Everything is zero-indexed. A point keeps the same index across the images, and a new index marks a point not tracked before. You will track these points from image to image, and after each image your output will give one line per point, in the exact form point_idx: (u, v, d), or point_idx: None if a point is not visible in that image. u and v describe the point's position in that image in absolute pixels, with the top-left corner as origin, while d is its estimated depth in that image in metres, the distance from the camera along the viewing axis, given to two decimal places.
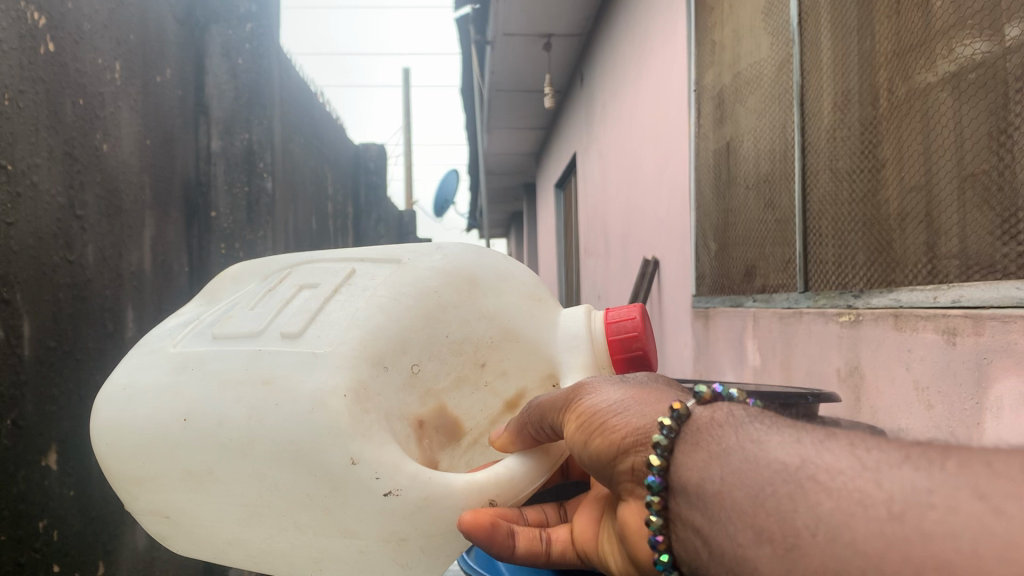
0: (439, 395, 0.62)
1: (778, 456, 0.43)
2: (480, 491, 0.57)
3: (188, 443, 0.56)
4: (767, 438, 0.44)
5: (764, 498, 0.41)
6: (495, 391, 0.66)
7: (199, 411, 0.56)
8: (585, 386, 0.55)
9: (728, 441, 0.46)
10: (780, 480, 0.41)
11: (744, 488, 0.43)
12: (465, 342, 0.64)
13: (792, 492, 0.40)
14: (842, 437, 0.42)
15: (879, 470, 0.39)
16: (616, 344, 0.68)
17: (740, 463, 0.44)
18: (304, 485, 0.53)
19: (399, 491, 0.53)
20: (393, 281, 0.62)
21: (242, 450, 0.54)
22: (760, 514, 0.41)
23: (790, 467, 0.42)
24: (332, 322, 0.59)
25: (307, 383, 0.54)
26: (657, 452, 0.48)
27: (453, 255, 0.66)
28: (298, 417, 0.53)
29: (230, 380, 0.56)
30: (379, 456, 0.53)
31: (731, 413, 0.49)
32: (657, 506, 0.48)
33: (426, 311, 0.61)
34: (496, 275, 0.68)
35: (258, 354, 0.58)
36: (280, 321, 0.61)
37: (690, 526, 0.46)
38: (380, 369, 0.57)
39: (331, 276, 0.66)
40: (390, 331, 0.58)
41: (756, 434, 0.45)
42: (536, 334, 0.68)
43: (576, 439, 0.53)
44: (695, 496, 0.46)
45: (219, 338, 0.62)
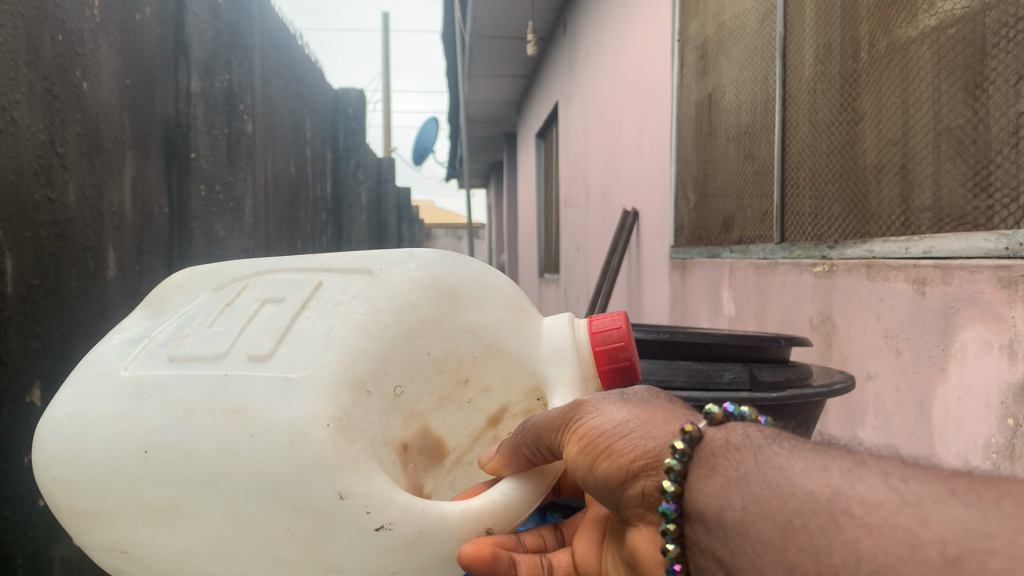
0: (423, 415, 0.57)
1: (806, 484, 0.39)
2: (477, 521, 0.52)
3: (152, 478, 0.51)
4: (790, 465, 0.41)
5: (793, 531, 0.38)
6: (478, 407, 0.61)
7: (162, 440, 0.51)
8: (584, 404, 0.50)
9: (747, 466, 0.42)
10: (810, 509, 0.38)
11: (769, 518, 0.39)
12: (447, 358, 0.58)
13: (825, 526, 0.37)
14: (873, 465, 0.39)
15: (922, 506, 0.35)
16: (604, 355, 0.62)
17: (762, 492, 0.40)
18: (284, 520, 0.49)
19: (391, 525, 0.49)
20: (366, 295, 0.57)
21: (214, 484, 0.50)
22: (790, 548, 0.38)
23: (818, 497, 0.38)
24: (302, 341, 0.54)
25: (281, 413, 0.50)
26: (671, 477, 0.44)
27: (429, 263, 0.60)
28: (275, 450, 0.49)
29: (195, 410, 0.51)
30: (369, 489, 0.49)
31: (747, 436, 0.44)
32: (674, 533, 0.44)
33: (406, 329, 0.56)
34: (475, 285, 0.61)
35: (225, 379, 0.53)
36: (245, 339, 0.55)
37: (711, 556, 0.42)
38: (362, 394, 0.52)
39: (298, 288, 0.59)
40: (371, 352, 0.53)
41: (777, 459, 0.41)
42: (522, 347, 0.62)
43: (580, 463, 0.48)
44: (714, 525, 0.42)
45: (176, 360, 0.56)
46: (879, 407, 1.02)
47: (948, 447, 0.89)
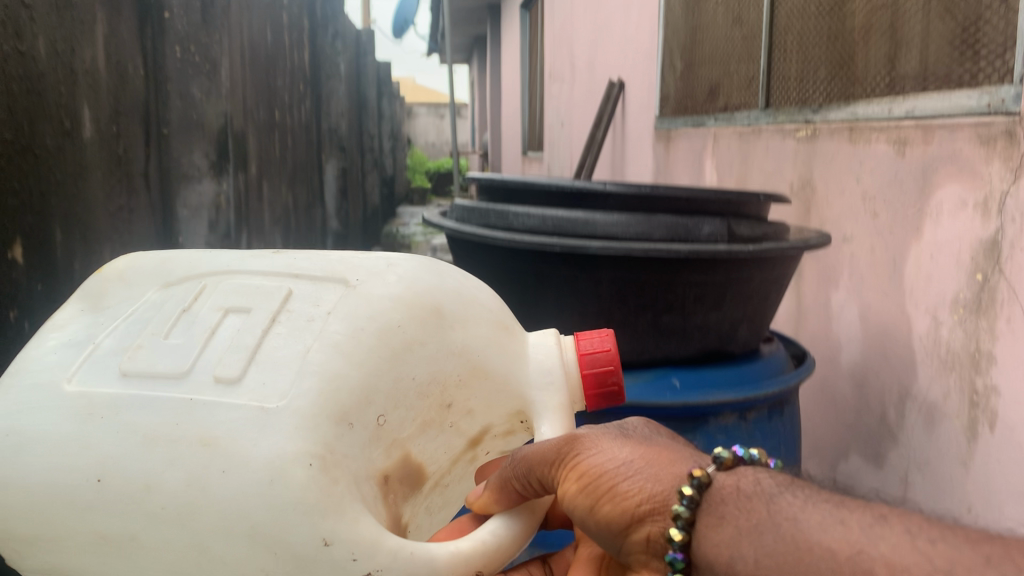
0: (404, 443, 0.53)
1: (823, 540, 0.36)
2: (468, 562, 0.49)
3: (104, 508, 0.47)
4: (805, 516, 0.38)
5: None
6: (459, 431, 0.57)
7: (118, 469, 0.47)
8: (581, 437, 0.45)
9: (759, 514, 0.39)
10: (828, 568, 0.35)
11: None
12: (431, 382, 0.54)
13: None
14: (895, 521, 0.36)
15: (953, 574, 0.32)
16: (592, 379, 0.59)
17: (774, 545, 0.37)
18: (256, 561, 0.46)
19: (378, 572, 0.46)
20: (344, 313, 0.52)
21: (179, 521, 0.46)
22: None
23: (836, 555, 0.35)
24: (275, 365, 0.49)
25: (258, 448, 0.46)
26: (678, 525, 0.41)
27: (411, 277, 0.56)
28: (252, 489, 0.46)
29: (157, 438, 0.47)
30: (356, 534, 0.46)
31: (757, 481, 0.41)
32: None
33: (388, 353, 0.51)
34: (461, 304, 0.57)
35: (190, 406, 0.48)
36: (208, 359, 0.50)
37: None
38: (344, 427, 0.48)
39: (264, 297, 0.53)
40: (353, 380, 0.49)
41: (791, 509, 0.38)
42: (508, 370, 0.58)
43: (580, 504, 0.44)
44: None
45: (130, 377, 0.50)
46: (856, 287, 1.13)
47: (918, 305, 1.00)
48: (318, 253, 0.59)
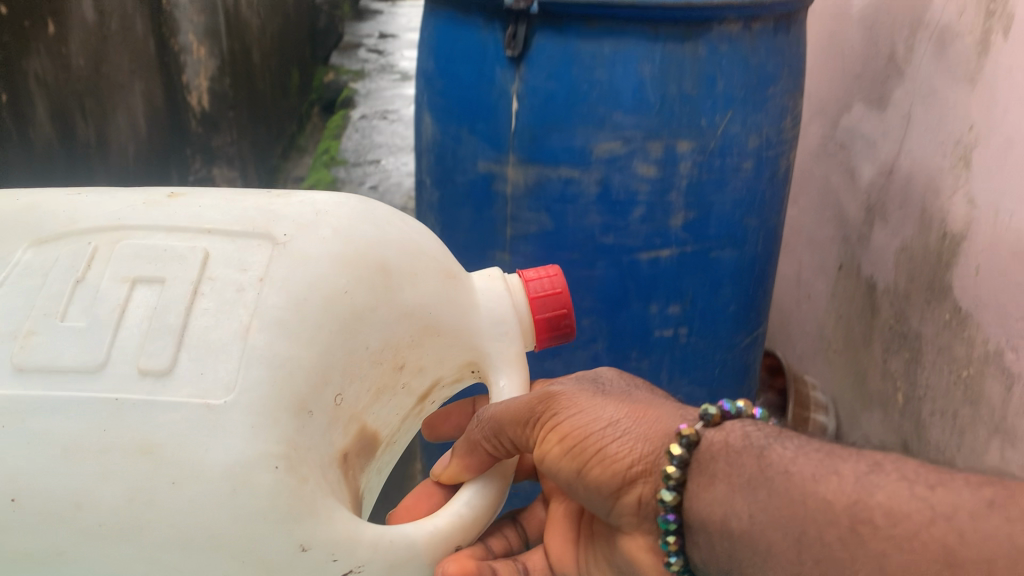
0: (360, 415, 0.51)
1: (818, 492, 0.36)
2: (445, 540, 0.48)
3: (24, 531, 0.42)
4: (796, 467, 0.38)
5: (808, 544, 0.36)
6: (411, 390, 0.56)
7: (33, 488, 0.42)
8: (559, 399, 0.46)
9: (752, 469, 0.39)
10: (825, 521, 0.36)
11: (781, 530, 0.37)
12: (384, 348, 0.52)
13: (844, 537, 0.35)
14: (889, 466, 0.36)
15: (956, 519, 0.33)
16: (544, 324, 0.60)
17: (768, 500, 0.38)
18: (218, 571, 0.43)
19: (359, 568, 0.45)
20: (284, 280, 0.48)
21: (121, 537, 0.42)
22: (807, 563, 0.36)
23: (833, 505, 0.36)
24: (209, 346, 0.45)
25: (209, 454, 0.43)
26: (668, 487, 0.41)
27: (348, 231, 0.52)
28: (210, 500, 0.42)
29: (78, 448, 0.43)
30: (333, 532, 0.45)
31: (747, 435, 0.42)
32: (675, 549, 0.42)
33: (340, 324, 0.49)
34: (405, 256, 0.54)
35: (117, 407, 0.43)
36: (126, 345, 0.45)
37: (716, 565, 0.41)
38: (304, 415, 0.46)
39: (178, 264, 0.49)
40: (307, 360, 0.46)
41: (782, 461, 0.39)
42: (457, 324, 0.57)
43: (565, 466, 0.45)
44: (718, 536, 0.40)
45: (26, 372, 0.44)
46: None
47: None
48: (238, 194, 0.55)
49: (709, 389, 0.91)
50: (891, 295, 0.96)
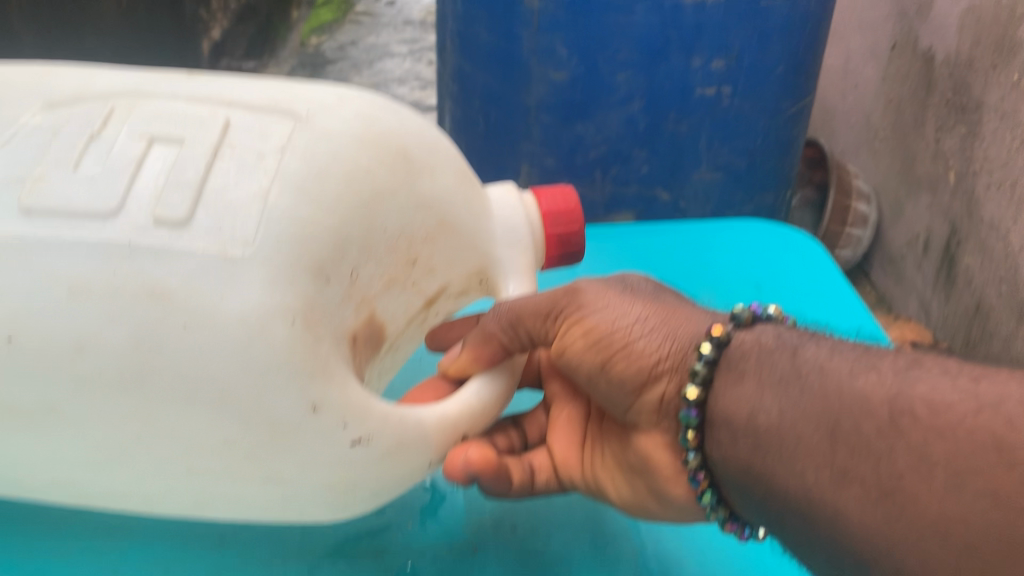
0: (370, 302, 0.49)
1: (855, 386, 0.40)
2: (453, 426, 0.50)
3: (20, 372, 0.43)
4: (835, 365, 0.42)
5: (843, 433, 0.40)
6: (419, 290, 0.54)
7: (34, 328, 0.42)
8: (581, 297, 0.51)
9: (784, 366, 0.44)
10: (864, 412, 0.39)
11: (813, 421, 0.41)
12: (401, 236, 0.50)
13: (885, 427, 0.39)
14: (930, 366, 0.40)
15: (1003, 408, 0.36)
16: (555, 239, 0.61)
17: (798, 394, 0.42)
18: (223, 428, 0.44)
19: (370, 438, 0.46)
20: (304, 149, 0.46)
21: (125, 386, 0.43)
22: (840, 452, 0.40)
23: (871, 397, 0.40)
24: (228, 205, 0.43)
25: (226, 301, 0.42)
26: (694, 383, 0.46)
27: (371, 116, 0.51)
28: (222, 350, 0.42)
29: (83, 289, 0.42)
30: (345, 399, 0.45)
31: (780, 337, 0.47)
32: (694, 444, 0.47)
33: (360, 199, 0.47)
34: (427, 148, 0.53)
35: (128, 252, 0.42)
36: (140, 197, 0.43)
37: (737, 461, 0.45)
38: (322, 282, 0.45)
39: (195, 126, 0.46)
40: (327, 225, 0.45)
41: (820, 359, 0.43)
42: (474, 228, 0.56)
43: (590, 360, 0.51)
44: (746, 428, 0.44)
45: (33, 213, 0.43)
46: None
47: None
48: (261, 80, 0.53)
49: (747, 162, 1.06)
50: (950, 64, 1.18)
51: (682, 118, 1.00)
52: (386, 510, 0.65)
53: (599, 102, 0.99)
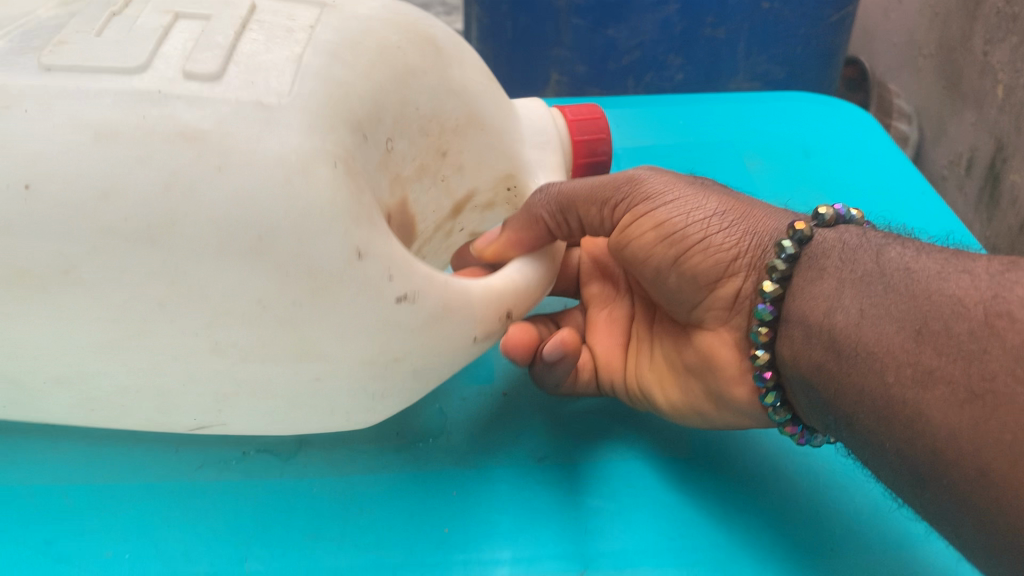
0: (403, 186, 0.58)
1: (945, 289, 0.47)
2: (496, 297, 0.57)
3: (36, 219, 0.44)
4: (920, 267, 0.49)
5: (930, 332, 0.46)
6: (448, 189, 0.63)
7: (51, 170, 0.44)
8: (647, 195, 0.60)
9: (868, 266, 0.51)
10: (957, 315, 0.45)
11: (897, 321, 0.47)
12: (432, 121, 0.58)
13: (978, 329, 0.44)
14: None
15: None
16: (582, 146, 0.70)
17: (882, 295, 0.49)
18: (259, 283, 0.46)
19: (413, 295, 0.51)
20: (338, 28, 0.52)
21: (155, 238, 0.45)
22: (925, 352, 0.45)
23: (963, 300, 0.45)
24: (259, 64, 0.47)
25: (267, 142, 0.45)
26: (772, 279, 0.55)
27: (401, 9, 0.57)
28: (263, 186, 0.45)
29: (108, 135, 0.44)
30: (388, 252, 0.49)
31: (866, 237, 0.54)
32: (766, 340, 0.55)
33: (392, 74, 0.54)
34: (454, 42, 0.60)
35: (160, 97, 0.45)
36: (170, 56, 0.47)
37: (813, 361, 0.52)
38: (360, 138, 0.50)
39: (224, 7, 0.50)
40: (359, 88, 0.50)
41: (904, 261, 0.50)
42: (498, 122, 0.63)
43: (667, 256, 0.60)
44: (824, 325, 0.51)
45: (53, 70, 0.46)
46: None
47: None
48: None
49: (786, 72, 1.26)
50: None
51: (718, 23, 1.20)
52: (404, 425, 0.68)
53: (633, 5, 1.17)
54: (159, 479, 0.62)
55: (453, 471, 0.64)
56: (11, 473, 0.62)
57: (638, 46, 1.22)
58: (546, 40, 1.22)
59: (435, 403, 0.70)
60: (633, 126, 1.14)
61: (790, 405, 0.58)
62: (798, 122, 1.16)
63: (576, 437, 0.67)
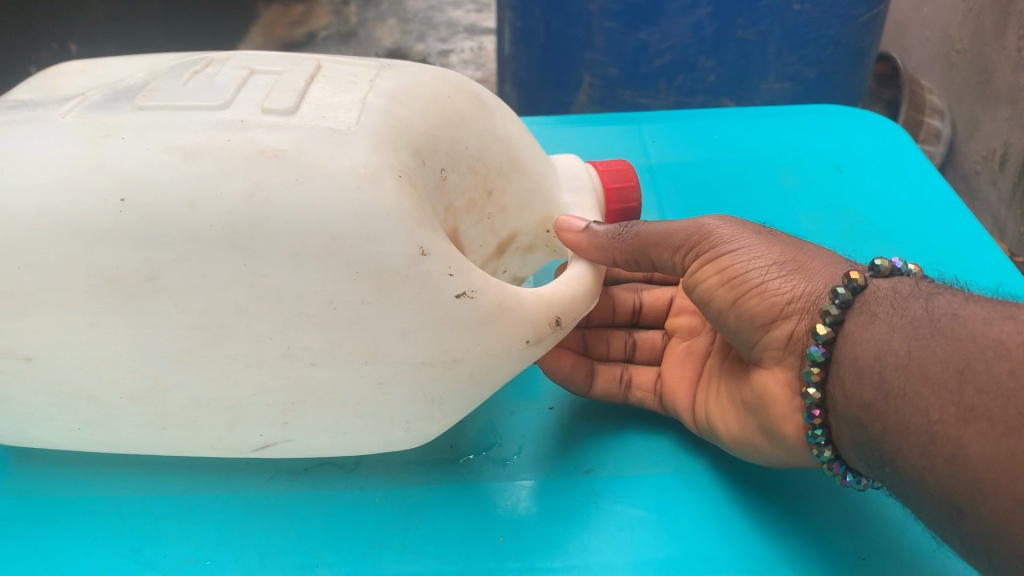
0: (455, 217, 0.62)
1: (989, 332, 0.49)
2: (549, 305, 0.59)
3: (124, 227, 0.49)
4: (965, 311, 0.51)
5: (973, 373, 0.48)
6: (495, 226, 0.67)
7: (140, 184, 0.50)
8: (714, 241, 0.64)
9: (916, 310, 0.53)
10: (997, 356, 0.47)
11: (941, 363, 0.49)
12: (480, 160, 0.63)
13: (1020, 368, 0.46)
14: None
15: None
16: (614, 193, 0.76)
17: (929, 337, 0.51)
18: (330, 286, 0.50)
19: (473, 293, 0.54)
20: (397, 80, 0.59)
21: (235, 244, 0.49)
22: (968, 391, 0.47)
23: (1007, 342, 0.47)
24: (327, 105, 0.54)
25: (338, 158, 0.51)
26: (825, 322, 0.56)
27: (449, 72, 0.66)
28: (335, 192, 0.50)
29: (195, 155, 0.51)
30: (448, 254, 0.53)
31: (918, 288, 0.56)
32: (817, 379, 0.56)
33: (445, 115, 0.60)
34: (498, 102, 0.69)
35: (241, 125, 0.52)
36: (248, 97, 0.54)
37: (860, 401, 0.54)
38: (419, 162, 0.56)
39: (294, 65, 0.59)
40: (418, 125, 0.57)
41: (951, 306, 0.52)
42: (538, 167, 0.69)
43: (725, 297, 0.62)
44: (873, 365, 0.53)
45: (145, 108, 0.54)
46: None
47: None
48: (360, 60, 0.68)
49: (817, 72, 1.26)
50: None
51: (749, 25, 1.19)
52: (458, 446, 0.70)
53: (664, 8, 1.18)
54: (234, 492, 0.65)
55: (503, 483, 0.67)
56: (95, 485, 0.65)
57: (670, 50, 1.23)
58: (580, 44, 1.27)
59: (489, 415, 0.72)
60: (668, 141, 1.16)
61: (836, 445, 0.58)
62: (839, 141, 1.17)
63: (620, 454, 0.69)
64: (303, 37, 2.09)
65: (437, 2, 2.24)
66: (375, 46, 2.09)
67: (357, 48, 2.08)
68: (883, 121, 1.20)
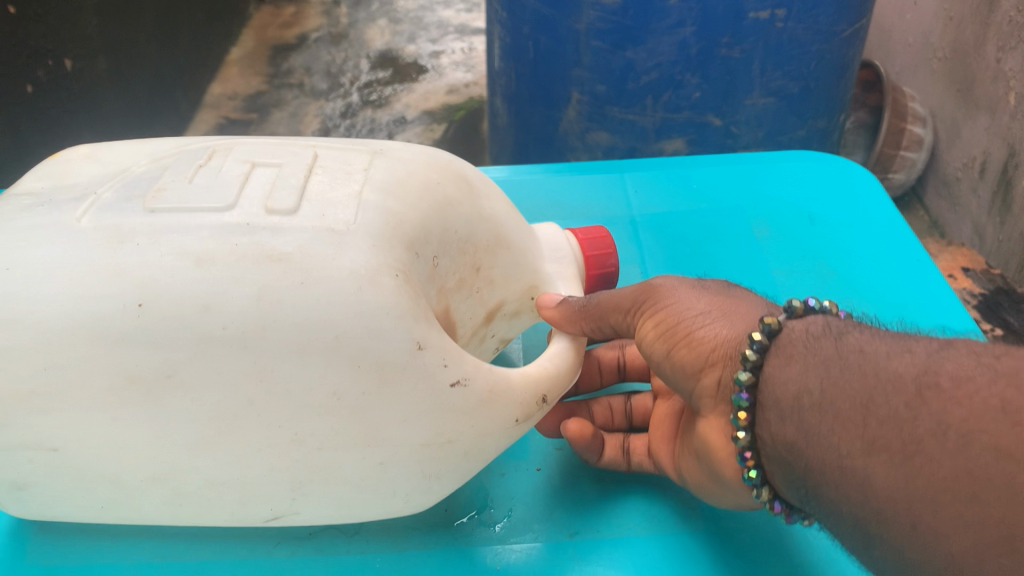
0: (447, 297, 0.68)
1: (890, 368, 0.55)
2: (535, 384, 0.67)
3: (142, 331, 0.56)
4: (871, 348, 0.58)
5: (874, 406, 0.54)
6: (482, 297, 0.73)
7: (155, 292, 0.56)
8: (652, 298, 0.71)
9: (829, 351, 0.60)
10: (895, 389, 0.53)
11: (847, 399, 0.56)
12: (468, 242, 0.70)
13: (912, 398, 0.52)
14: (962, 348, 0.54)
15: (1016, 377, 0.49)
16: (593, 260, 0.83)
17: (839, 376, 0.57)
18: (337, 379, 0.57)
19: (466, 382, 0.61)
20: (390, 170, 0.66)
21: (248, 343, 0.56)
22: (870, 424, 0.54)
23: (903, 376, 0.54)
24: (327, 201, 0.61)
25: (340, 260, 0.58)
26: (746, 368, 0.62)
27: (435, 155, 0.73)
28: (339, 295, 0.57)
29: (207, 260, 0.57)
30: (444, 347, 0.60)
31: (826, 327, 0.63)
32: (744, 424, 0.63)
33: (436, 203, 0.67)
34: (482, 181, 0.75)
35: (248, 228, 0.58)
36: (251, 199, 0.61)
37: (782, 441, 0.60)
38: (414, 256, 0.63)
39: (292, 157, 0.65)
40: (411, 219, 0.63)
41: (859, 345, 0.58)
42: (522, 240, 0.76)
43: (661, 348, 0.69)
44: (791, 406, 0.59)
45: (156, 210, 0.60)
46: None
47: None
48: (351, 139, 0.74)
49: (801, 86, 1.31)
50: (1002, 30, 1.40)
51: (734, 43, 1.23)
52: (450, 508, 0.76)
53: (650, 28, 1.22)
54: (243, 556, 0.71)
55: (494, 545, 0.73)
56: (117, 547, 0.71)
57: (656, 67, 1.27)
58: (568, 60, 1.33)
59: (480, 478, 0.79)
60: (650, 190, 1.24)
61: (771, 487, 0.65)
62: (804, 191, 1.25)
63: (600, 517, 0.76)
64: (296, 40, 2.18)
65: (427, 2, 2.34)
66: (367, 48, 2.18)
67: (350, 49, 2.17)
68: (856, 168, 1.29)
